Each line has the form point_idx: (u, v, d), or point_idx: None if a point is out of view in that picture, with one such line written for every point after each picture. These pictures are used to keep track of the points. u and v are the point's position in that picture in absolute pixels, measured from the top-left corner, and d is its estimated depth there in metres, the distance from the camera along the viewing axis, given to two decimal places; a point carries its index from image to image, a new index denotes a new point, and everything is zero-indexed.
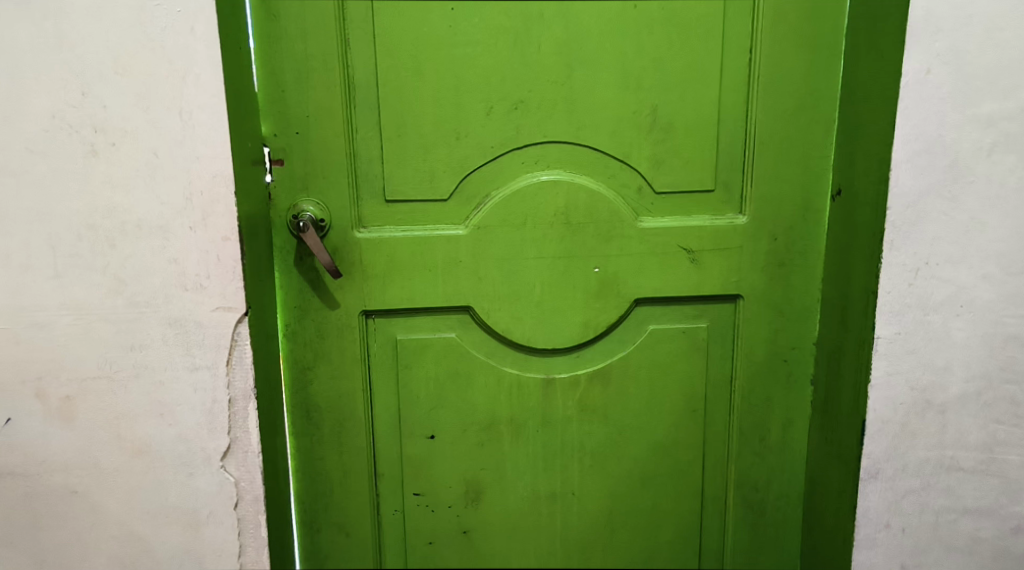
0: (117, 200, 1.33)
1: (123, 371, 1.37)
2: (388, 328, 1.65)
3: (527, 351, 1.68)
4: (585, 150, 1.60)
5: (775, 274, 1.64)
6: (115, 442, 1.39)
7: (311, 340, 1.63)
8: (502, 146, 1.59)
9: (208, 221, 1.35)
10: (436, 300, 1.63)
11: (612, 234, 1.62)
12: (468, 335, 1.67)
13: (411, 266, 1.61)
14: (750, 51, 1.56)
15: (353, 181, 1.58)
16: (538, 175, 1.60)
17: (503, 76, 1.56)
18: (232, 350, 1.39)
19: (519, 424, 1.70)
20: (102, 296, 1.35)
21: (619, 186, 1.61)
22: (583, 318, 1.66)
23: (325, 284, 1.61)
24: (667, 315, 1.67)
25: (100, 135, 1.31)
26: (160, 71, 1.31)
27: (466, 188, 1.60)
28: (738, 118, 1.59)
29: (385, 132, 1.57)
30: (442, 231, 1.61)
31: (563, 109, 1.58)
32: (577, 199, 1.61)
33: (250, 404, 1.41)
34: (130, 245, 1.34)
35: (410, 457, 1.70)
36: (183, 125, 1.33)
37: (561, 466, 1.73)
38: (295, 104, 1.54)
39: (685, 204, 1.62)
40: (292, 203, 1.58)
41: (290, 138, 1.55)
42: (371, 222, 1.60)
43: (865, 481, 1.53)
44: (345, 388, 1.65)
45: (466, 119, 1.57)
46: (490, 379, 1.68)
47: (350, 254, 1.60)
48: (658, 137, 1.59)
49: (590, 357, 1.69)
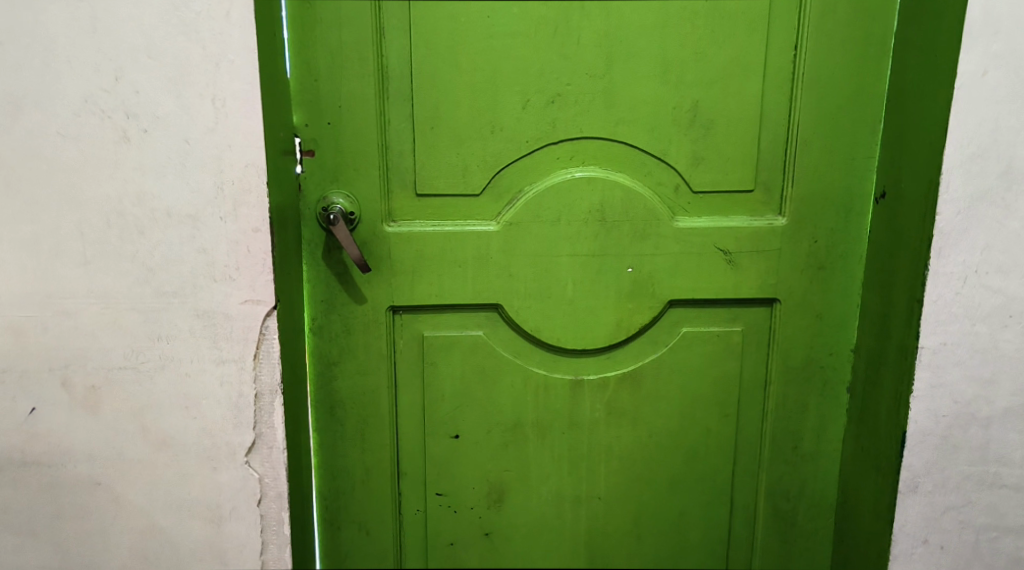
0: (147, 187, 1.30)
1: (149, 362, 1.35)
2: (415, 324, 1.62)
3: (557, 352, 1.64)
4: (622, 147, 1.56)
5: (814, 278, 1.60)
6: (139, 434, 1.36)
7: (337, 335, 1.60)
8: (538, 141, 1.55)
9: (238, 211, 1.32)
10: (466, 297, 1.60)
11: (647, 234, 1.58)
12: (497, 334, 1.63)
13: (441, 262, 1.58)
14: (796, 47, 1.51)
15: (385, 174, 1.55)
16: (573, 172, 1.57)
17: (541, 68, 1.52)
18: (260, 344, 1.36)
19: (546, 425, 1.67)
20: (130, 285, 1.32)
21: (656, 184, 1.58)
22: (615, 319, 1.62)
23: (353, 279, 1.58)
24: (701, 317, 1.63)
25: (132, 121, 1.29)
26: (194, 57, 1.28)
27: (499, 183, 1.57)
28: (781, 117, 1.54)
29: (418, 124, 1.53)
30: (474, 227, 1.58)
31: (601, 103, 1.54)
32: (612, 197, 1.57)
33: (277, 399, 1.39)
34: (159, 234, 1.31)
35: (433, 456, 1.67)
36: (216, 112, 1.30)
37: (587, 470, 1.69)
38: (327, 94, 1.51)
39: (723, 205, 1.58)
40: (322, 195, 1.55)
41: (322, 128, 1.52)
42: (402, 216, 1.57)
43: (903, 495, 1.48)
44: (370, 384, 1.62)
45: (501, 113, 1.54)
46: (518, 379, 1.65)
47: (379, 248, 1.57)
48: (699, 134, 1.55)
49: (620, 359, 1.65)
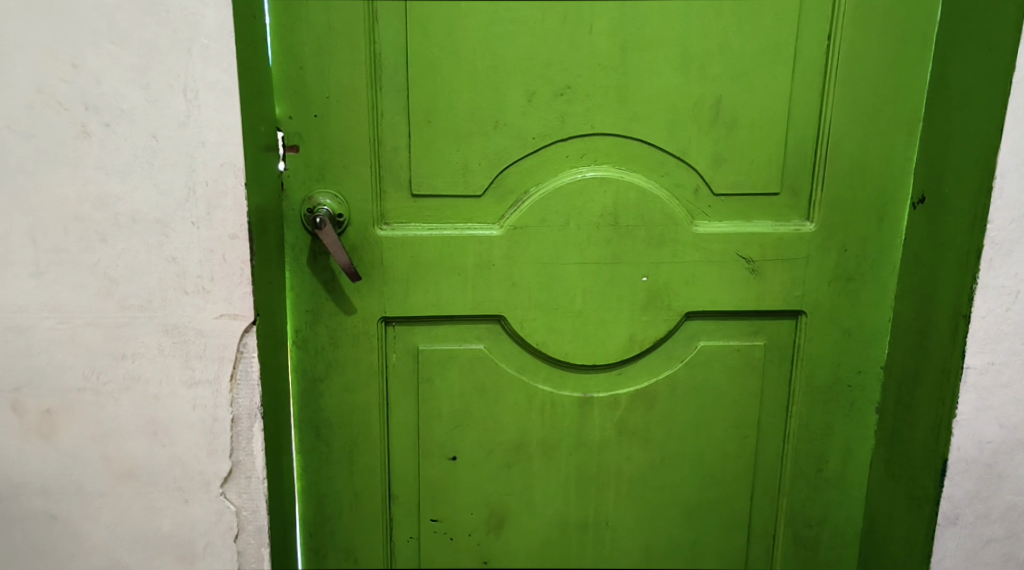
0: (109, 189, 1.15)
1: (112, 384, 1.20)
2: (409, 337, 1.48)
3: (564, 367, 1.51)
4: (639, 145, 1.43)
5: (844, 290, 1.47)
6: (101, 463, 1.22)
7: (324, 349, 1.46)
8: (545, 137, 1.41)
9: (213, 215, 1.18)
10: (465, 308, 1.46)
11: (664, 240, 1.45)
12: (499, 348, 1.50)
13: (438, 269, 1.44)
14: (829, 37, 1.38)
15: (376, 172, 1.41)
16: (584, 172, 1.43)
17: (550, 58, 1.38)
18: (237, 363, 1.22)
19: (551, 445, 1.54)
20: (90, 299, 1.17)
21: (673, 186, 1.44)
22: (628, 332, 1.49)
23: (341, 288, 1.44)
24: (721, 330, 1.51)
25: (92, 114, 1.14)
26: (163, 42, 1.13)
27: (503, 183, 1.43)
28: (812, 113, 1.41)
29: (414, 118, 1.39)
30: (474, 232, 1.44)
31: (616, 97, 1.40)
32: (626, 200, 1.44)
33: (256, 423, 1.24)
34: (123, 241, 1.17)
35: (429, 480, 1.54)
36: (187, 104, 1.15)
37: (594, 493, 1.56)
38: (313, 84, 1.37)
39: (747, 209, 1.45)
40: (307, 194, 1.40)
41: (307, 121, 1.38)
42: (395, 218, 1.43)
43: (943, 526, 1.37)
44: (359, 401, 1.48)
45: (506, 106, 1.40)
46: (521, 396, 1.52)
47: (371, 255, 1.43)
48: (722, 132, 1.41)
49: (632, 375, 1.52)
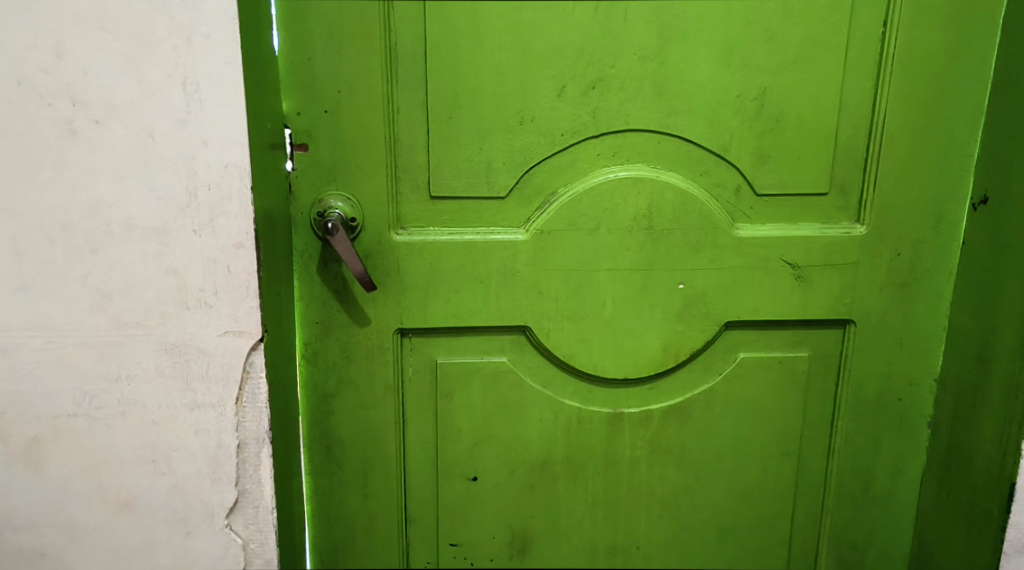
0: (101, 193, 1.04)
1: (105, 408, 1.08)
2: (427, 349, 1.37)
3: (593, 382, 1.40)
4: (676, 141, 1.32)
5: (895, 298, 1.37)
6: (94, 495, 1.10)
7: (335, 363, 1.35)
8: (575, 133, 1.31)
9: (216, 222, 1.06)
10: (488, 318, 1.35)
11: (703, 245, 1.35)
12: (523, 361, 1.39)
13: (460, 276, 1.34)
14: (885, 23, 1.27)
15: (392, 172, 1.30)
16: (615, 171, 1.32)
17: (581, 47, 1.27)
18: (244, 384, 1.11)
19: (579, 464, 1.44)
20: (80, 315, 1.06)
21: (713, 186, 1.33)
22: (662, 344, 1.38)
23: (354, 298, 1.33)
24: (762, 341, 1.40)
25: (80, 110, 1.02)
26: (159, 29, 1.02)
27: (528, 184, 1.32)
28: (864, 107, 1.30)
29: (433, 113, 1.28)
30: (499, 236, 1.33)
31: (652, 89, 1.29)
32: (662, 201, 1.33)
33: (264, 449, 1.13)
34: (117, 251, 1.05)
35: (447, 502, 1.43)
36: (187, 99, 1.03)
37: (624, 515, 1.46)
38: (324, 76, 1.25)
39: (793, 211, 1.34)
40: (316, 197, 1.29)
41: (316, 117, 1.27)
42: (413, 222, 1.32)
43: (1008, 556, 1.31)
44: (373, 419, 1.38)
45: (533, 100, 1.29)
46: (547, 412, 1.41)
47: (386, 262, 1.32)
48: (766, 127, 1.31)
49: (666, 389, 1.42)
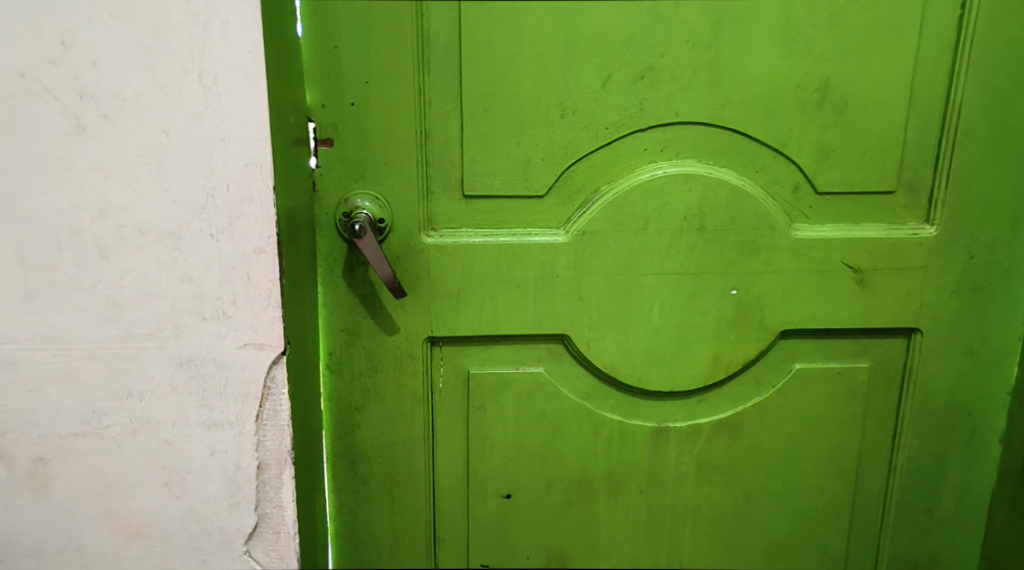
0: (110, 195, 0.95)
1: (116, 427, 1.00)
2: (459, 359, 1.28)
3: (636, 394, 1.31)
4: (730, 135, 1.22)
5: (966, 304, 1.27)
6: (104, 520, 1.02)
7: (360, 375, 1.26)
8: (621, 126, 1.21)
9: (235, 226, 0.97)
10: (525, 326, 1.26)
11: (757, 248, 1.25)
12: (562, 372, 1.30)
13: (494, 281, 1.24)
14: (962, 5, 1.17)
15: (423, 169, 1.20)
16: (663, 167, 1.23)
17: (628, 33, 1.18)
18: (264, 401, 1.02)
19: (620, 481, 1.34)
20: (88, 327, 0.97)
21: (770, 183, 1.24)
22: (712, 354, 1.29)
23: (382, 305, 1.23)
24: (820, 351, 1.30)
25: (87, 103, 0.93)
26: (173, 15, 0.92)
27: (569, 182, 1.23)
28: (936, 98, 1.20)
29: (468, 105, 1.18)
30: (537, 237, 1.24)
31: (705, 78, 1.20)
32: (714, 200, 1.23)
33: (286, 470, 1.05)
34: (128, 258, 0.96)
35: (479, 521, 1.34)
36: (204, 91, 0.94)
37: (668, 536, 1.36)
38: (350, 65, 1.16)
39: (856, 210, 1.24)
40: (342, 196, 1.20)
41: (342, 110, 1.17)
42: (444, 223, 1.23)
43: None
44: (401, 434, 1.28)
45: (576, 91, 1.19)
46: (587, 426, 1.31)
47: (416, 266, 1.23)
48: (829, 120, 1.21)
49: (715, 402, 1.32)
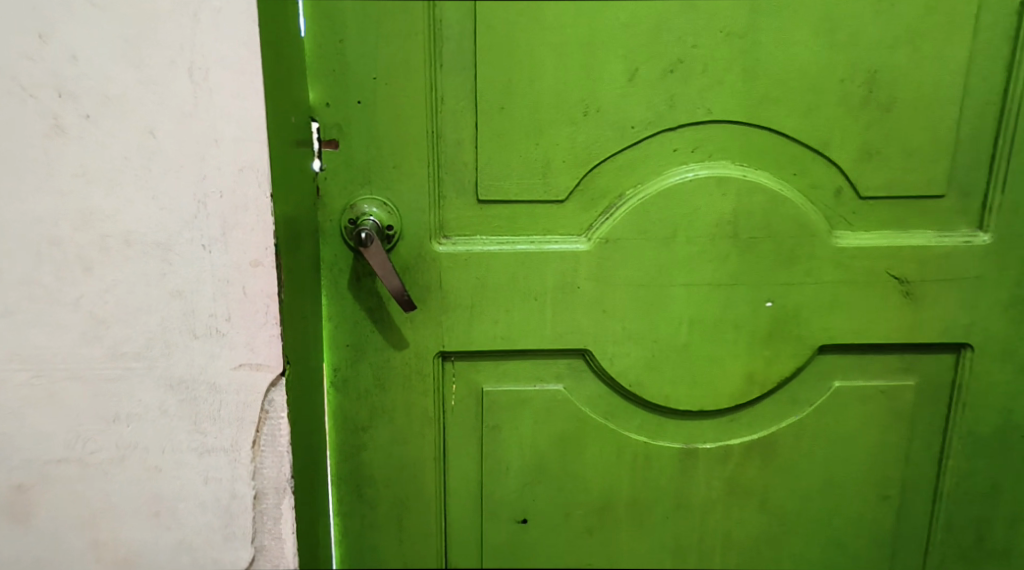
0: (93, 202, 0.86)
1: (102, 453, 0.91)
2: (472, 375, 1.19)
3: (662, 414, 1.22)
4: (767, 135, 1.13)
5: (1020, 317, 1.17)
6: (89, 552, 0.93)
7: (367, 392, 1.18)
8: (649, 125, 1.12)
9: (229, 235, 0.89)
10: (544, 340, 1.17)
11: (795, 258, 1.16)
12: (583, 389, 1.21)
13: (511, 292, 1.16)
14: None
15: (435, 172, 1.12)
16: (694, 170, 1.14)
17: (657, 25, 1.09)
18: (261, 426, 0.94)
19: (644, 506, 1.25)
20: (71, 345, 0.89)
21: (809, 186, 1.15)
22: (745, 371, 1.20)
23: (391, 318, 1.15)
24: (861, 367, 1.21)
25: (68, 102, 0.85)
26: (161, 4, 0.84)
27: (592, 186, 1.14)
28: (990, 94, 1.11)
29: (483, 102, 1.10)
30: (557, 245, 1.15)
31: (740, 73, 1.11)
32: (748, 205, 1.14)
33: (285, 500, 0.96)
34: (113, 271, 0.88)
35: (493, 547, 1.25)
36: (195, 89, 0.86)
37: (695, 564, 1.27)
38: (357, 60, 1.08)
39: (901, 215, 1.16)
40: (348, 201, 1.11)
41: (348, 109, 1.09)
42: (457, 230, 1.14)
43: None
44: (410, 455, 1.20)
45: (601, 87, 1.10)
46: (609, 447, 1.23)
47: (427, 276, 1.14)
48: (873, 118, 1.12)
49: (747, 422, 1.23)
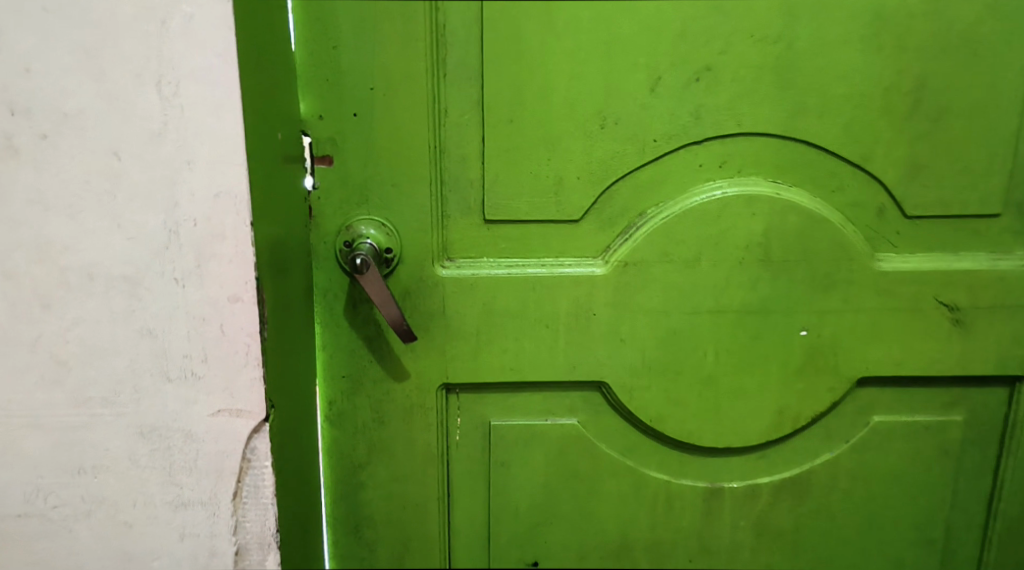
0: (51, 232, 0.78)
1: (66, 507, 0.83)
2: (479, 409, 1.10)
3: (685, 450, 1.12)
4: (803, 149, 1.03)
5: None
6: None
7: (364, 427, 1.09)
8: (673, 139, 1.02)
9: (204, 269, 0.79)
10: (557, 372, 1.08)
11: (833, 283, 1.06)
12: (599, 423, 1.12)
13: (520, 320, 1.06)
14: None
15: (438, 189, 1.02)
16: (722, 187, 1.03)
17: (683, 28, 0.99)
18: (243, 476, 0.85)
19: (665, 548, 1.16)
20: (30, 390, 0.80)
21: (849, 205, 1.04)
22: (777, 406, 1.10)
23: (390, 348, 1.06)
24: (904, 401, 1.11)
25: (22, 121, 0.76)
26: (123, 11, 0.75)
27: (609, 204, 1.04)
28: None
29: (491, 114, 1.00)
30: (571, 269, 1.05)
31: (774, 82, 1.00)
32: (782, 226, 1.04)
33: (270, 556, 0.87)
34: (75, 307, 0.79)
35: None
36: (163, 105, 0.76)
37: None
38: (352, 68, 0.98)
39: (951, 237, 1.05)
40: (343, 222, 1.02)
41: (343, 121, 0.99)
42: (462, 253, 1.05)
43: None
44: (412, 493, 1.11)
45: (620, 97, 1.00)
46: (627, 485, 1.13)
47: (429, 302, 1.05)
48: (922, 131, 1.02)
49: (778, 460, 1.13)
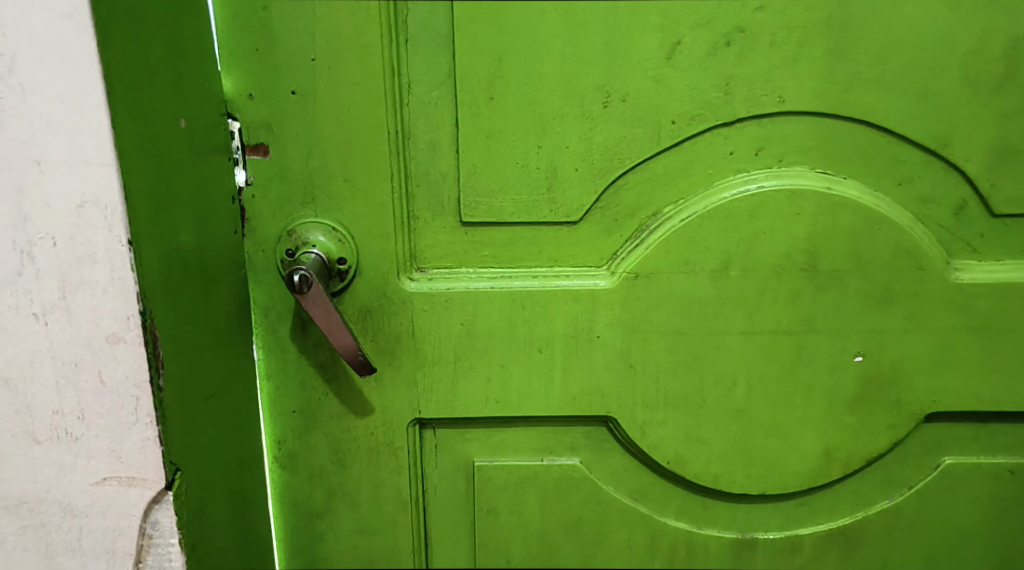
0: None
1: None
2: (459, 447, 0.91)
3: (711, 495, 0.92)
4: (860, 131, 0.81)
5: None
6: None
7: (322, 468, 0.90)
8: (695, 119, 0.81)
9: (71, 299, 0.65)
10: (552, 405, 0.88)
11: (895, 298, 0.85)
12: (605, 465, 0.92)
13: (506, 343, 0.86)
14: None
15: (402, 185, 0.83)
16: (757, 179, 0.83)
17: None
18: (144, 557, 0.70)
19: None
20: None
21: (919, 200, 0.83)
22: (823, 446, 0.89)
23: (349, 376, 0.87)
24: (983, 441, 0.90)
25: None
26: None
27: (616, 202, 0.84)
28: None
29: (465, 91, 0.80)
30: (568, 282, 0.85)
31: (824, 46, 0.79)
32: (832, 227, 0.83)
33: None
34: None
35: None
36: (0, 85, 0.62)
37: None
38: (290, 35, 0.78)
39: None
40: (285, 226, 0.83)
41: (280, 102, 0.80)
42: (434, 262, 0.85)
43: None
44: (381, 546, 0.93)
45: (627, 68, 0.80)
46: (640, 538, 0.94)
47: (395, 322, 0.86)
48: (1014, 106, 0.80)
49: (824, 508, 0.92)
